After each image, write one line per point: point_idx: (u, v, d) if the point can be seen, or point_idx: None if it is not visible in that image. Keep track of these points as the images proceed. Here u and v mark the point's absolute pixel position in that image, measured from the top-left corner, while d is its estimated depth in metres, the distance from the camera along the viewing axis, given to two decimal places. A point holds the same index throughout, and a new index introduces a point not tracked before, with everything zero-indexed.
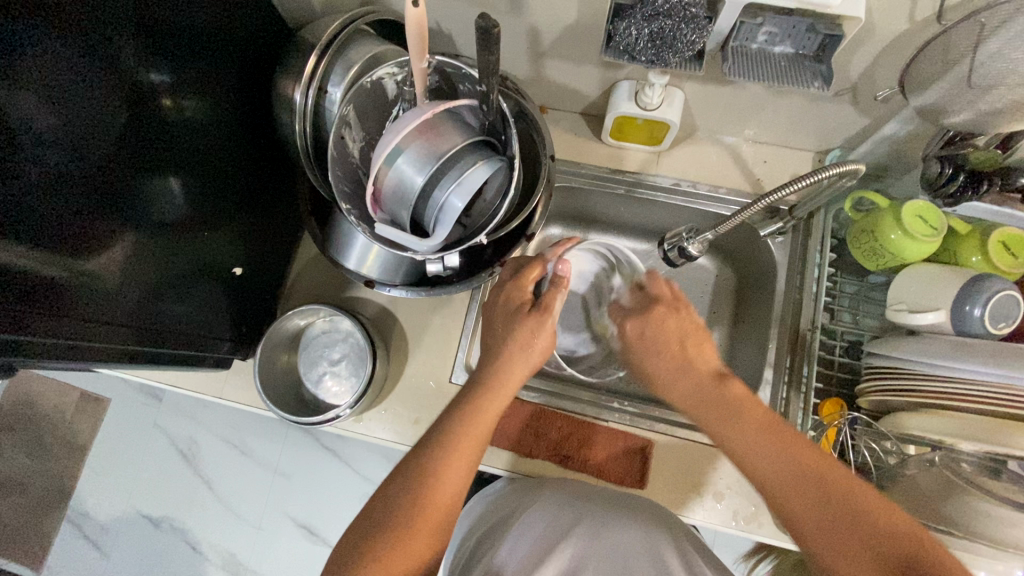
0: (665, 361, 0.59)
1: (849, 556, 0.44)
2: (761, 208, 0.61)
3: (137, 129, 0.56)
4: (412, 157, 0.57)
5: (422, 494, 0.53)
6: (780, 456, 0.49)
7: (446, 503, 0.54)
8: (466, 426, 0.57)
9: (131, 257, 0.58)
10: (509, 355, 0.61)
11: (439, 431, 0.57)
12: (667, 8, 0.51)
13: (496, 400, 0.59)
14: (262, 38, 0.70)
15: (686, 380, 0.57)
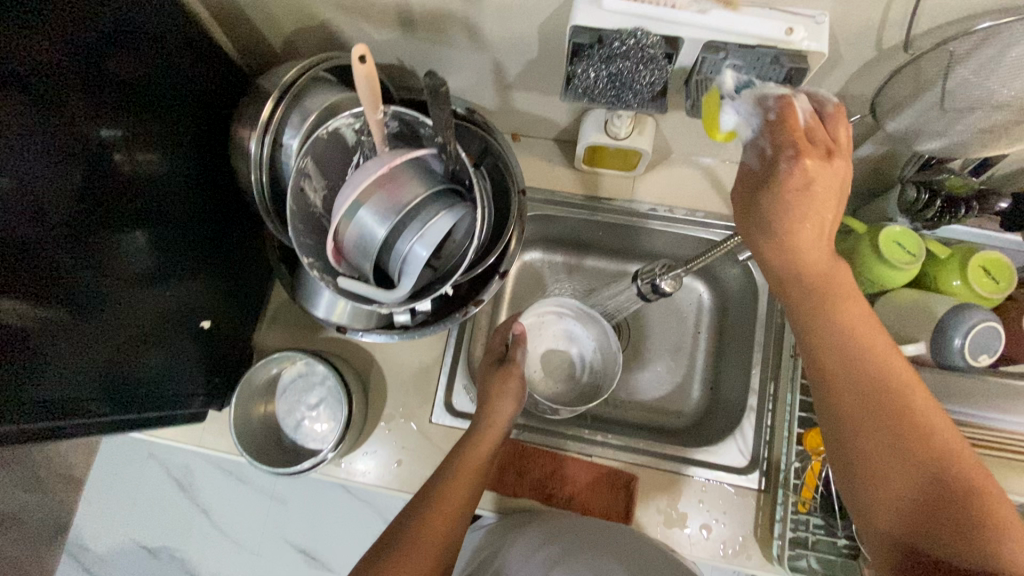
0: (807, 236, 0.45)
1: (895, 444, 0.44)
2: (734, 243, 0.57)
3: (92, 188, 0.54)
4: (373, 209, 0.56)
5: (415, 536, 0.55)
6: (869, 364, 0.46)
7: (441, 544, 0.55)
8: (457, 474, 0.61)
9: (93, 312, 0.57)
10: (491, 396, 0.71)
11: (430, 484, 0.60)
12: (623, 51, 0.50)
13: (480, 451, 0.64)
14: (220, 84, 0.68)
15: (811, 227, 0.45)
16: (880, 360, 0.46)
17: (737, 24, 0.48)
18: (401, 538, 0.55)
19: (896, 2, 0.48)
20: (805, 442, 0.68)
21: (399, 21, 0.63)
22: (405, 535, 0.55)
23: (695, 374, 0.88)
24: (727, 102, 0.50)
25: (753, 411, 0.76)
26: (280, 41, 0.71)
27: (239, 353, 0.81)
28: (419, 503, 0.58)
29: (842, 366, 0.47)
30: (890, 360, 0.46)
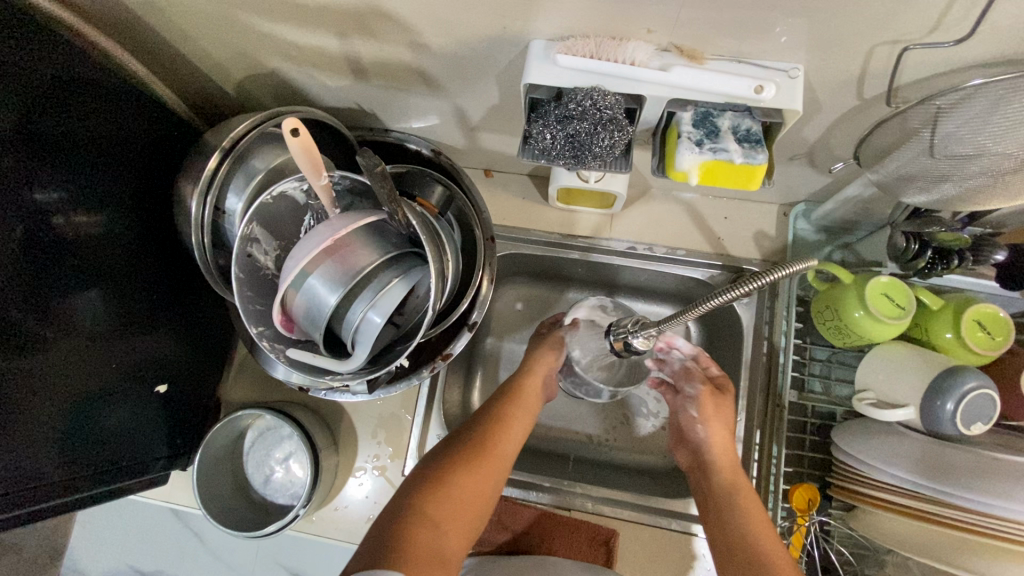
0: (720, 430, 0.65)
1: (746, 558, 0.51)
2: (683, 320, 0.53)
3: (32, 251, 0.52)
4: (321, 278, 0.52)
5: (474, 455, 0.60)
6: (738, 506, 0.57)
7: (497, 466, 0.61)
8: (508, 408, 0.66)
9: (50, 369, 0.55)
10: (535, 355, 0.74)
11: (482, 416, 0.66)
12: (579, 111, 0.46)
13: (521, 408, 0.67)
14: (172, 138, 0.65)
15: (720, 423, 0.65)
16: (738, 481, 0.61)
17: (703, 81, 0.45)
18: (461, 453, 0.60)
19: (875, 54, 0.44)
20: (792, 500, 0.65)
21: (351, 70, 0.59)
22: (465, 452, 0.60)
23: None
24: (684, 141, 0.47)
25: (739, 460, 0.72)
26: (232, 87, 0.67)
27: (204, 406, 0.79)
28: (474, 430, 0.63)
29: (738, 526, 0.55)
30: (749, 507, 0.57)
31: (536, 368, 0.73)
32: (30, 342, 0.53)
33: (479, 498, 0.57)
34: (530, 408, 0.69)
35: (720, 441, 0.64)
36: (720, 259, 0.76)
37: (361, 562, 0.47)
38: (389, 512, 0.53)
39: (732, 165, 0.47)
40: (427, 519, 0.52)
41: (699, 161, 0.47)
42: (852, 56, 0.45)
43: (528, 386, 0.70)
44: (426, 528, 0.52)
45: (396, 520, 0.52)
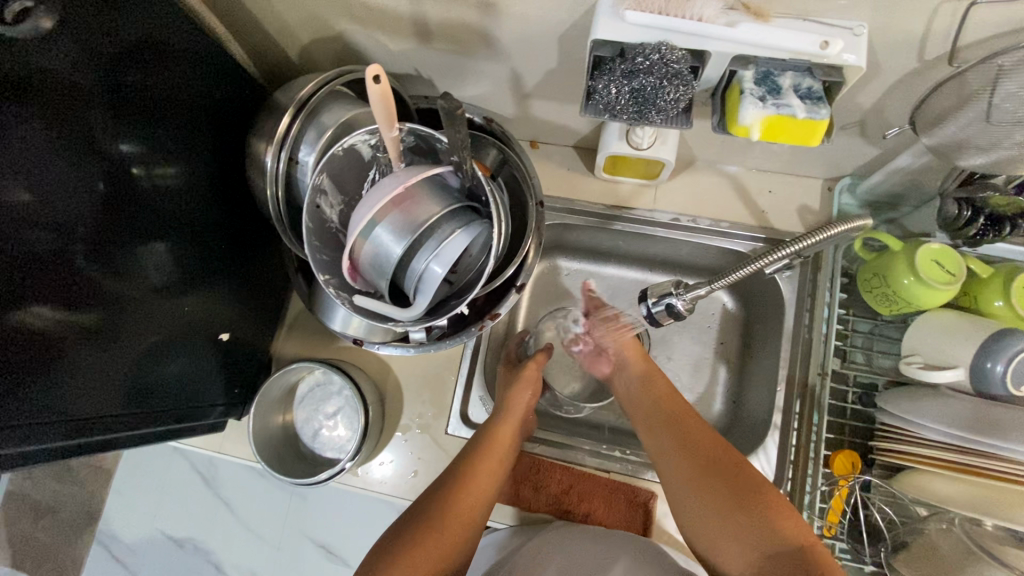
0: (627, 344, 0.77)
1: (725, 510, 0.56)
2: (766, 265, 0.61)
3: (113, 200, 0.54)
4: (388, 228, 0.55)
5: (429, 527, 0.57)
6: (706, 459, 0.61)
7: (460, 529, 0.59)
8: (473, 469, 0.63)
9: (119, 321, 0.57)
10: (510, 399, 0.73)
11: (448, 475, 0.63)
12: (647, 66, 0.48)
13: (491, 459, 0.65)
14: (239, 97, 0.68)
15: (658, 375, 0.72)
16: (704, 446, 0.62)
17: (770, 37, 0.46)
18: (417, 527, 0.57)
19: (940, 12, 0.45)
20: (832, 466, 0.67)
21: (417, 32, 0.62)
22: (420, 526, 0.57)
23: (718, 388, 0.85)
24: (748, 97, 0.49)
25: (778, 429, 0.73)
26: (297, 52, 0.70)
27: (259, 361, 0.83)
28: (433, 495, 0.61)
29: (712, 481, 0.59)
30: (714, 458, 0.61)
31: (507, 419, 0.70)
32: (108, 300, 0.56)
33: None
34: (498, 464, 0.65)
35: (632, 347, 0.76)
36: (763, 232, 0.77)
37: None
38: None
39: (795, 121, 0.48)
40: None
41: (763, 115, 0.48)
42: (916, 14, 0.46)
43: (500, 434, 0.68)
44: None
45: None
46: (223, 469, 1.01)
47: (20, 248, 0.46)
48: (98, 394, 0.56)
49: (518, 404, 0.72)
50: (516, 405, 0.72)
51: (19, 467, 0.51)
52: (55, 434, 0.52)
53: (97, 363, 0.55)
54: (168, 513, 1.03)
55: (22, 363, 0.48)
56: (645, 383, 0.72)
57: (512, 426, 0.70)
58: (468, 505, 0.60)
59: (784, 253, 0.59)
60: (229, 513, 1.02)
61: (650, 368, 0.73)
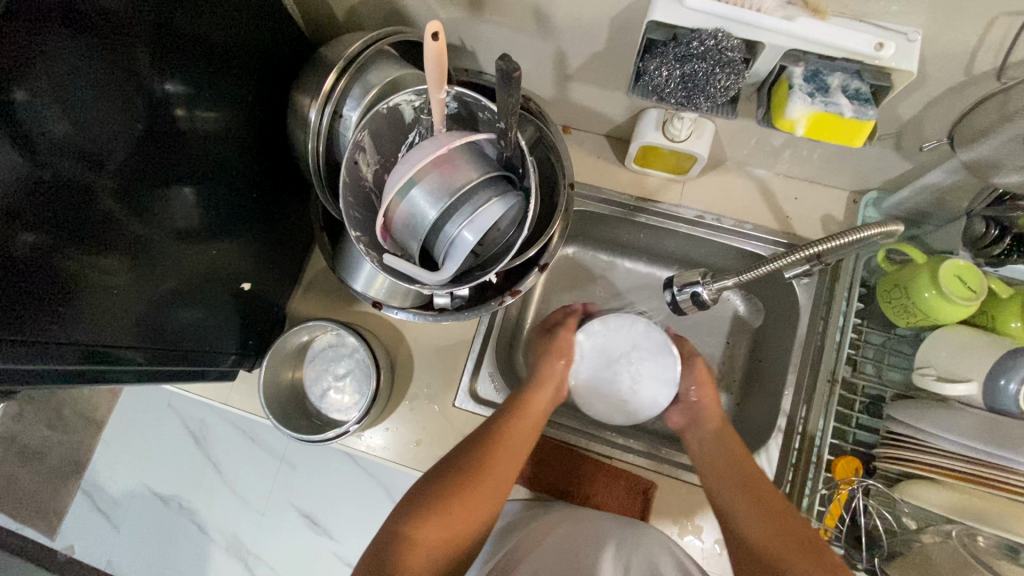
0: (709, 395, 0.75)
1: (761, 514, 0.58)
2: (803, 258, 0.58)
3: (151, 137, 0.54)
4: (425, 189, 0.54)
5: (474, 474, 0.60)
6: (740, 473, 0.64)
7: (496, 480, 0.61)
8: (511, 428, 0.66)
9: (139, 261, 0.57)
10: (548, 363, 0.76)
11: (485, 428, 0.66)
12: (701, 52, 0.48)
13: (530, 415, 0.69)
14: (283, 51, 0.69)
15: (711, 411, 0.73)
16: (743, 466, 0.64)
17: (826, 33, 0.47)
18: (457, 476, 0.60)
19: (995, 26, 0.46)
20: (834, 470, 0.68)
21: (468, 1, 0.62)
22: (459, 476, 0.60)
23: (722, 389, 0.86)
24: (797, 91, 0.49)
25: (782, 432, 0.74)
26: (344, 11, 0.70)
27: (275, 317, 0.83)
28: (471, 450, 0.63)
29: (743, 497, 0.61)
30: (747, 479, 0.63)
31: (541, 386, 0.73)
32: (131, 237, 0.55)
33: (477, 514, 0.58)
34: (534, 425, 0.69)
35: (712, 406, 0.74)
36: (785, 237, 0.78)
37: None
38: (385, 534, 0.55)
39: (840, 120, 0.49)
40: (418, 543, 0.53)
41: (810, 111, 0.49)
42: (971, 26, 0.46)
43: (539, 396, 0.72)
44: (420, 549, 0.53)
45: (394, 541, 0.54)
46: (216, 430, 1.03)
47: (51, 171, 0.46)
48: (114, 329, 0.56)
49: (553, 375, 0.74)
50: (547, 374, 0.74)
51: (32, 386, 0.51)
52: (70, 360, 0.52)
53: (115, 297, 0.55)
54: (156, 467, 1.04)
55: (39, 285, 0.47)
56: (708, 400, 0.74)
57: (546, 395, 0.72)
58: (505, 460, 0.63)
59: (806, 253, 0.58)
60: (216, 475, 1.03)
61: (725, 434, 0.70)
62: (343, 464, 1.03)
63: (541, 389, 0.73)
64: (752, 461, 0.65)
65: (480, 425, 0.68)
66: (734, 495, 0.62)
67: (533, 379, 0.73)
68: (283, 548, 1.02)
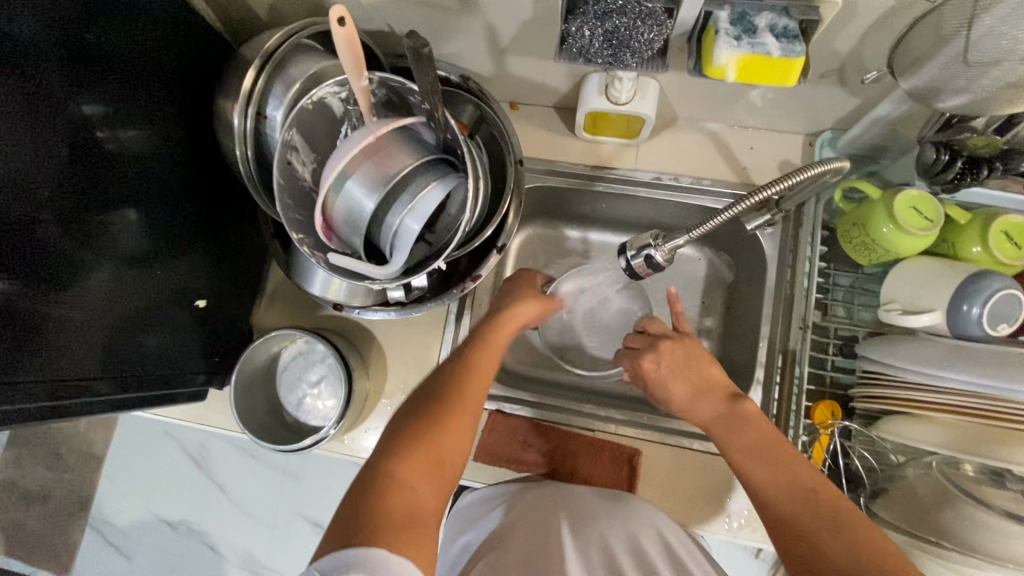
0: (702, 372, 0.66)
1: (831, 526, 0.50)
2: (754, 203, 0.57)
3: (80, 163, 0.53)
4: (360, 181, 0.52)
5: (446, 404, 0.57)
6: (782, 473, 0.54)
7: (473, 411, 0.59)
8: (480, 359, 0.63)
9: (94, 287, 0.56)
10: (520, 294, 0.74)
11: (456, 362, 0.64)
12: (620, 5, 0.48)
13: (499, 341, 0.67)
14: (206, 58, 0.66)
15: (700, 394, 0.65)
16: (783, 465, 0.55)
17: None
18: (435, 408, 0.57)
19: None
20: (813, 415, 0.67)
21: None
22: (438, 407, 0.57)
23: (701, 350, 0.85)
24: (722, 35, 0.48)
25: (761, 384, 0.73)
26: (265, 9, 0.68)
27: (240, 331, 0.82)
28: (445, 385, 0.60)
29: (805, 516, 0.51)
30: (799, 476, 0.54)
31: (513, 315, 0.71)
32: (75, 266, 0.54)
33: (460, 444, 0.56)
34: (501, 350, 0.67)
35: (693, 370, 0.67)
36: (745, 189, 0.77)
37: (333, 539, 0.45)
38: (364, 476, 0.51)
39: (770, 60, 0.47)
40: (399, 477, 0.50)
41: (737, 55, 0.48)
42: None
43: (509, 321, 0.71)
44: (402, 485, 0.49)
45: (372, 479, 0.49)
46: (213, 451, 1.02)
47: None
48: (75, 359, 0.55)
49: (527, 307, 0.73)
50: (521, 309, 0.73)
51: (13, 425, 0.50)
52: (32, 396, 0.51)
53: (72, 325, 0.54)
54: (156, 494, 1.04)
55: None
56: (676, 374, 0.68)
57: (516, 325, 0.71)
58: (480, 385, 0.61)
59: (760, 196, 0.56)
60: (220, 493, 1.02)
61: (746, 411, 0.61)
62: (340, 468, 1.02)
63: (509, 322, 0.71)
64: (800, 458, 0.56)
65: (448, 360, 0.65)
66: (799, 508, 0.52)
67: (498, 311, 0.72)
68: (292, 558, 1.02)
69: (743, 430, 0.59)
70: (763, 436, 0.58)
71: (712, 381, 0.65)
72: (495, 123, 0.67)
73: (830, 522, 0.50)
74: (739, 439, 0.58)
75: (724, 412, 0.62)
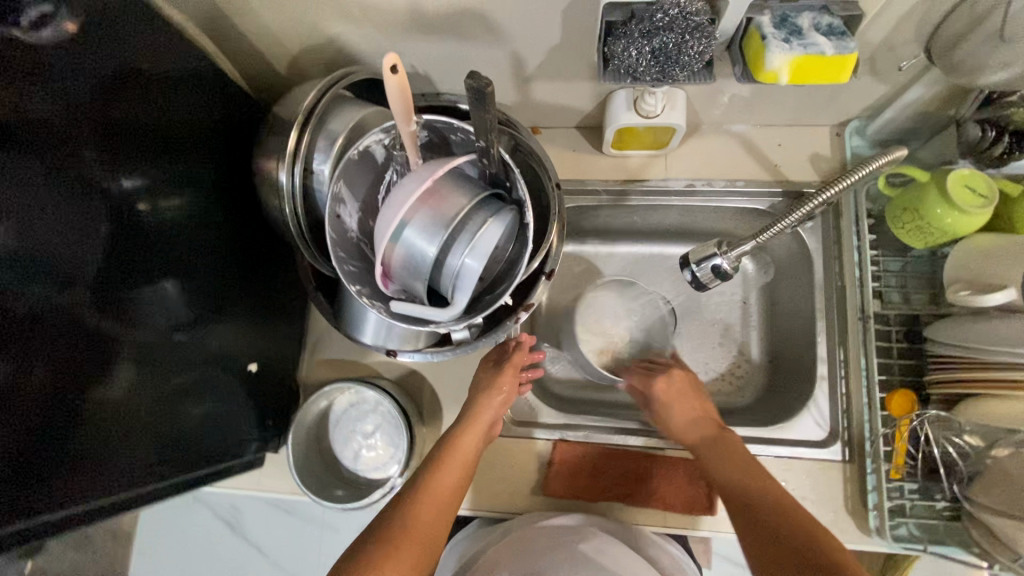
0: (693, 401, 0.72)
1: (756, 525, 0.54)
2: (818, 204, 0.59)
3: (120, 240, 0.51)
4: (418, 226, 0.51)
5: (385, 544, 0.54)
6: (737, 474, 0.60)
7: (415, 548, 0.55)
8: (424, 494, 0.60)
9: (138, 372, 0.54)
10: (478, 395, 0.70)
11: (405, 492, 0.61)
12: (667, 22, 0.47)
13: (459, 463, 0.63)
14: (237, 119, 0.66)
15: (687, 408, 0.71)
16: (743, 470, 0.60)
17: None
18: (372, 550, 0.53)
19: None
20: (889, 407, 0.66)
21: (413, 26, 0.60)
22: (376, 547, 0.53)
23: (752, 351, 0.83)
24: (772, 40, 0.48)
25: (825, 380, 0.72)
26: (286, 63, 0.68)
27: (287, 389, 0.80)
28: (387, 519, 0.57)
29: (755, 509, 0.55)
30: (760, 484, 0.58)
31: (474, 420, 0.67)
32: (123, 348, 0.52)
33: None
34: (461, 473, 0.63)
35: (681, 390, 0.73)
36: (779, 185, 0.77)
37: None
38: None
39: (824, 58, 0.47)
40: None
41: (790, 57, 0.47)
42: None
43: (471, 432, 0.66)
44: None
45: None
46: (251, 513, 0.97)
47: (24, 303, 0.43)
48: (128, 447, 0.53)
49: (486, 410, 0.68)
50: (482, 412, 0.68)
51: (65, 530, 0.47)
52: (95, 492, 0.50)
53: (121, 415, 0.52)
54: (198, 565, 0.99)
55: (36, 410, 0.44)
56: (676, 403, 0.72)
57: (479, 435, 0.67)
58: (429, 520, 0.58)
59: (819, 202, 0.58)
60: (261, 558, 0.97)
61: (725, 437, 0.66)
62: None
63: (470, 432, 0.67)
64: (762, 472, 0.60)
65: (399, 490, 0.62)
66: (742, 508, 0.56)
67: (458, 418, 0.68)
68: None
69: (720, 450, 0.64)
70: (738, 455, 0.63)
71: (703, 409, 0.71)
72: (532, 150, 0.67)
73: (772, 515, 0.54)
74: (715, 455, 0.64)
75: (711, 432, 0.67)
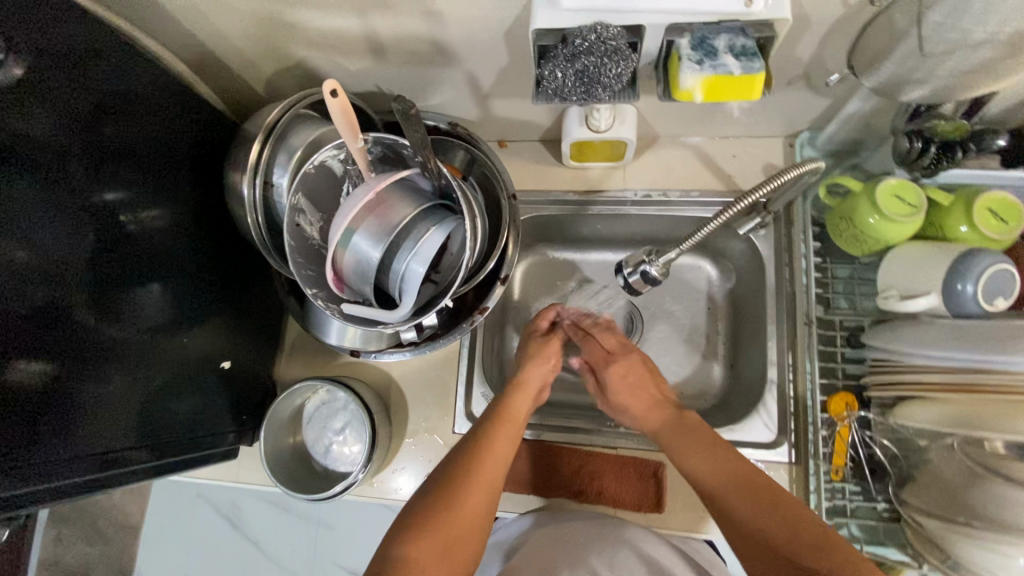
0: (644, 387, 0.72)
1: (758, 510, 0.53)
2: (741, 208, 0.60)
3: (105, 246, 0.56)
4: (365, 233, 0.56)
5: (462, 480, 0.58)
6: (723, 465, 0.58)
7: (490, 482, 0.59)
8: (492, 436, 0.64)
9: (124, 366, 0.59)
10: (531, 361, 0.76)
11: (470, 435, 0.65)
12: (587, 47, 0.51)
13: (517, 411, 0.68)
14: (214, 136, 0.71)
15: (641, 394, 0.71)
16: (721, 457, 0.58)
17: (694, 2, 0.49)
18: (447, 487, 0.57)
19: None
20: (829, 408, 0.68)
21: (371, 50, 0.65)
22: (445, 487, 0.58)
23: (714, 355, 0.86)
24: (686, 62, 0.52)
25: (775, 384, 0.74)
26: (263, 85, 0.74)
27: (264, 388, 0.85)
28: (459, 458, 0.61)
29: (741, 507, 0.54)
30: (746, 473, 0.56)
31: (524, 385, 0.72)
32: (111, 345, 0.58)
33: (469, 522, 0.56)
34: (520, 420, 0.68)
35: (634, 372, 0.73)
36: (733, 195, 0.80)
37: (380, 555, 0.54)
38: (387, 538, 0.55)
39: (732, 78, 0.50)
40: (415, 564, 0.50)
41: (701, 77, 0.51)
42: None
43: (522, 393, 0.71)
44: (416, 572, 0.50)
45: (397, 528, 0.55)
46: (248, 509, 0.97)
47: (22, 301, 0.48)
48: (115, 433, 0.58)
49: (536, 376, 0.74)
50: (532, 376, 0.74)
51: (53, 502, 0.53)
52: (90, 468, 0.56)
53: (109, 404, 0.57)
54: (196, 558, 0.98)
55: (32, 400, 0.49)
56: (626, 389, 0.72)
57: (529, 394, 0.71)
58: (498, 458, 0.62)
59: (745, 203, 0.59)
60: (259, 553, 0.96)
61: (693, 423, 0.64)
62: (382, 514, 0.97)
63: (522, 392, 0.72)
64: (740, 460, 0.58)
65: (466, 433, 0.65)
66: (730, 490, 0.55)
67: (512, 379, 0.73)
68: None
69: (684, 430, 0.64)
70: (709, 439, 0.61)
71: (659, 393, 0.72)
72: (488, 162, 0.72)
73: (783, 515, 0.51)
74: (688, 437, 0.62)
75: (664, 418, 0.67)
